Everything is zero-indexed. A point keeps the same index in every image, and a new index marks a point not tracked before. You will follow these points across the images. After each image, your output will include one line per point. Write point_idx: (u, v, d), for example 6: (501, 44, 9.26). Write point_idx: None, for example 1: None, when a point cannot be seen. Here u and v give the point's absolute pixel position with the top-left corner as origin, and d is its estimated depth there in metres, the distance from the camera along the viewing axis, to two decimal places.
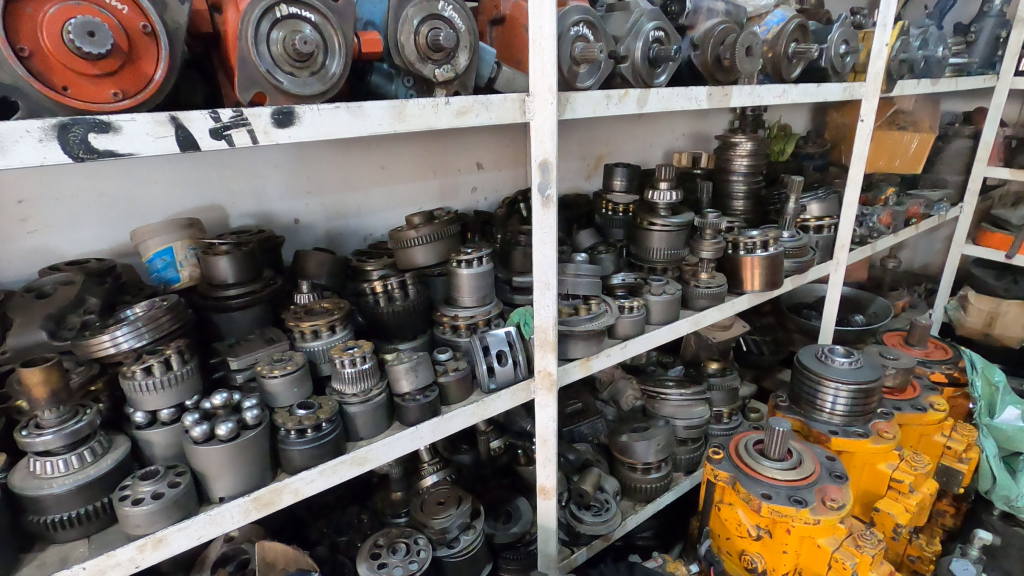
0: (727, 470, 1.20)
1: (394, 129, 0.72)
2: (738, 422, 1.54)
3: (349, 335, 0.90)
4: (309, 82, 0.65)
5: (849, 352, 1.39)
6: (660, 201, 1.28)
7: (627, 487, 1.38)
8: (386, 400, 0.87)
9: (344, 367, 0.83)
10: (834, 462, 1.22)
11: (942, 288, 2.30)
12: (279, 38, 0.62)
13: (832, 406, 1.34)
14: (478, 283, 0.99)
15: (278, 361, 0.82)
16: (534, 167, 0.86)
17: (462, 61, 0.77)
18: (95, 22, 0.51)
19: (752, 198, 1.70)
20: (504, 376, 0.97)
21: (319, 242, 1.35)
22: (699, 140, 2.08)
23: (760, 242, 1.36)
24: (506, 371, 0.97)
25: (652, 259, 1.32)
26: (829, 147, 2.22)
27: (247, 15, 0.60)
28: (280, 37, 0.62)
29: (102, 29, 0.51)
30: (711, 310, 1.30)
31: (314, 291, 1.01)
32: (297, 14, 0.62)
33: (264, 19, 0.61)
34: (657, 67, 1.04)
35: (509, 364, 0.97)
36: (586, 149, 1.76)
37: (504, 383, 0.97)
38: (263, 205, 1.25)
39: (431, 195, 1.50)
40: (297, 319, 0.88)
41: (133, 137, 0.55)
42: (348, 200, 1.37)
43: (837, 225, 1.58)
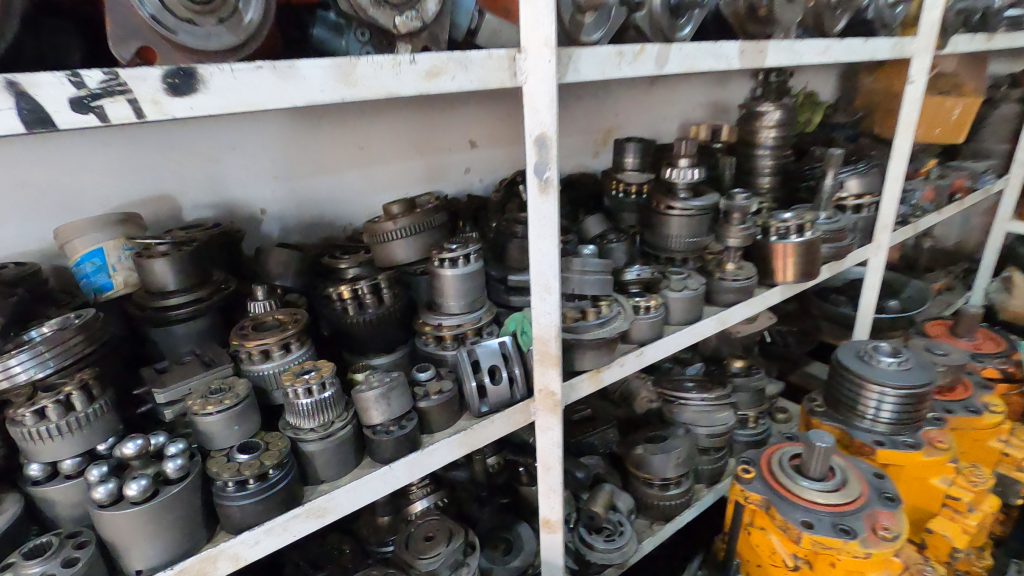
0: (759, 492, 1.04)
1: (341, 97, 0.55)
2: (766, 427, 1.38)
3: (309, 354, 0.74)
4: (217, 33, 0.48)
5: (896, 351, 1.21)
6: (680, 180, 1.10)
7: (643, 504, 1.23)
8: (354, 433, 0.72)
9: (299, 397, 0.68)
10: (884, 479, 1.06)
11: (984, 269, 2.11)
12: None
13: (875, 413, 1.18)
14: (465, 286, 0.82)
15: (216, 392, 0.66)
16: (529, 143, 0.69)
17: (432, 7, 0.60)
18: None
19: (780, 175, 1.52)
20: (498, 396, 0.81)
21: (290, 235, 1.19)
22: (717, 110, 1.89)
23: (795, 226, 1.18)
24: (500, 390, 0.81)
25: (670, 248, 1.14)
26: (861, 115, 2.01)
27: None
28: None
29: None
30: (740, 306, 1.13)
31: (270, 297, 0.85)
32: None
33: None
34: (679, 17, 0.85)
35: (504, 382, 0.81)
36: (592, 122, 1.58)
37: (498, 405, 0.81)
38: (222, 193, 1.09)
39: (418, 177, 1.33)
40: (242, 337, 0.72)
41: None
42: (323, 186, 1.20)
43: (879, 203, 1.40)
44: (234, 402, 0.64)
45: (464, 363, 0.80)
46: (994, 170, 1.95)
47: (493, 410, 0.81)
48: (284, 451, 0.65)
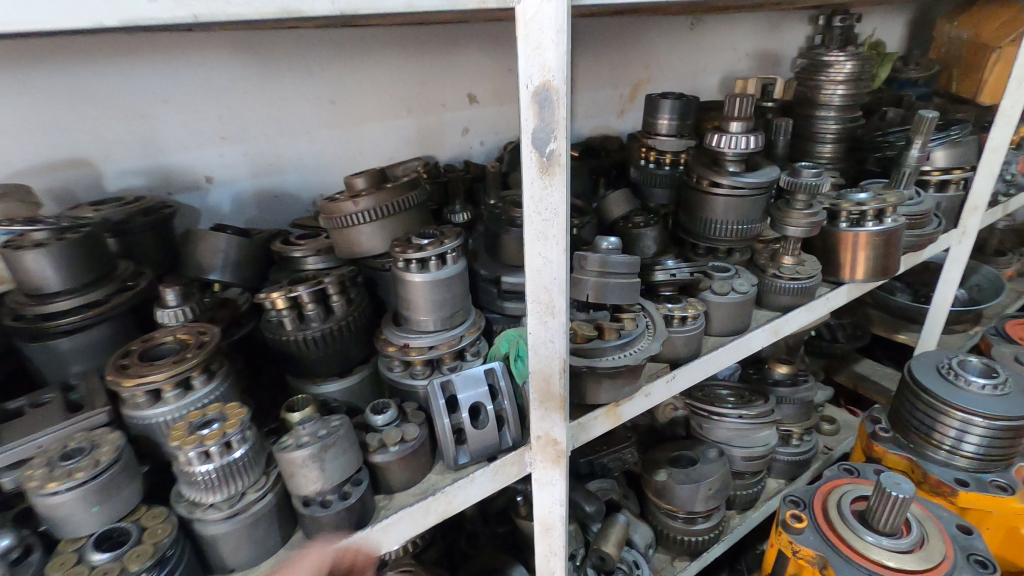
0: (812, 544, 0.84)
1: (195, 15, 0.32)
2: (812, 444, 1.18)
3: (220, 393, 0.54)
4: None
5: (988, 371, 0.98)
6: (730, 149, 0.86)
7: (664, 538, 1.04)
8: (277, 506, 0.52)
9: (194, 464, 0.47)
10: (972, 536, 0.84)
11: None
12: None
13: (954, 443, 0.96)
14: (438, 295, 0.61)
15: (69, 458, 0.46)
16: (526, 98, 0.45)
17: None
18: None
19: (846, 142, 1.26)
20: (480, 443, 0.60)
21: (246, 209, 0.96)
22: (767, 62, 1.60)
23: (872, 210, 0.93)
24: (484, 436, 0.60)
25: (713, 236, 0.91)
26: (937, 70, 1.71)
27: None
28: None
29: None
30: (799, 312, 0.90)
31: (187, 302, 0.63)
32: None
33: None
34: None
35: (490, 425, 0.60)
36: (619, 74, 1.32)
37: (481, 455, 0.60)
38: (155, 156, 0.86)
39: (406, 140, 1.10)
40: (123, 371, 0.51)
41: None
42: (285, 149, 0.97)
43: (970, 180, 1.14)
44: (89, 475, 0.45)
45: (435, 398, 0.60)
46: None
47: (473, 462, 0.60)
48: (167, 541, 0.46)
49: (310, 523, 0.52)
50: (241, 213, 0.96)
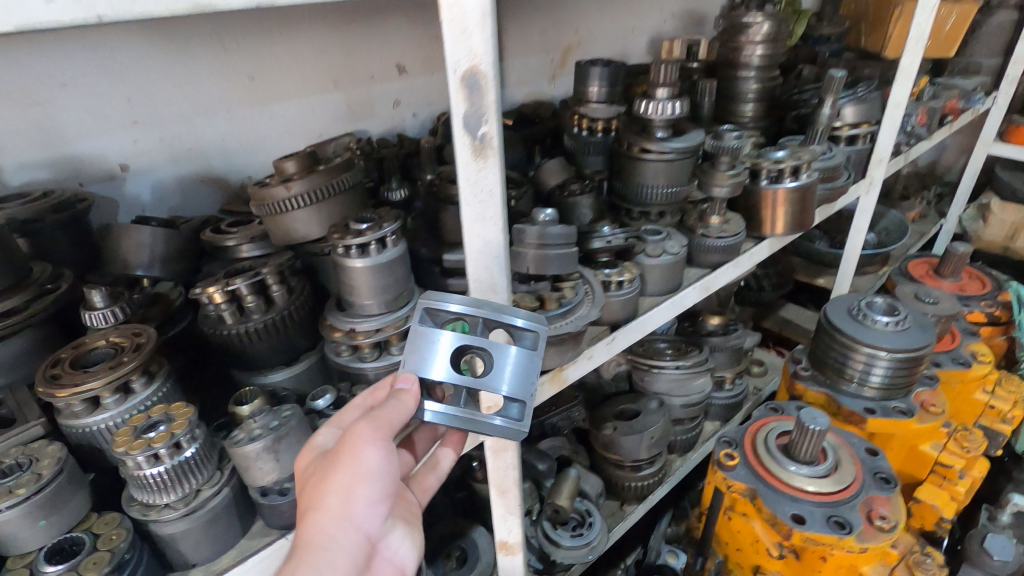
0: (744, 479, 0.92)
1: (97, 14, 0.32)
2: (743, 387, 1.28)
3: (163, 391, 0.53)
4: None
5: (892, 309, 1.08)
6: (657, 115, 0.89)
7: (613, 486, 1.11)
8: (234, 499, 0.53)
9: (143, 467, 0.47)
10: (878, 456, 0.95)
11: (961, 194, 1.99)
12: None
13: (863, 376, 1.06)
14: (381, 280, 0.62)
15: (7, 475, 0.45)
16: (454, 83, 0.45)
17: None
18: None
19: (767, 100, 1.31)
20: (501, 373, 0.54)
21: (168, 197, 0.92)
22: (693, 23, 1.62)
23: (789, 168, 1.00)
24: (494, 367, 0.54)
25: (645, 200, 0.94)
26: (847, 27, 1.79)
27: None
28: None
29: None
30: (726, 268, 0.96)
31: (116, 302, 0.61)
32: None
33: None
34: None
35: (491, 351, 0.54)
36: (549, 39, 1.32)
37: (512, 376, 0.54)
38: (57, 144, 0.80)
39: (334, 115, 1.07)
40: (55, 381, 0.50)
41: None
42: (205, 131, 0.92)
43: (876, 134, 1.22)
44: (32, 490, 0.44)
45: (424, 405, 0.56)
46: (983, 88, 1.80)
47: (521, 396, 0.55)
48: (122, 546, 0.46)
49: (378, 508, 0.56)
50: (164, 201, 0.92)
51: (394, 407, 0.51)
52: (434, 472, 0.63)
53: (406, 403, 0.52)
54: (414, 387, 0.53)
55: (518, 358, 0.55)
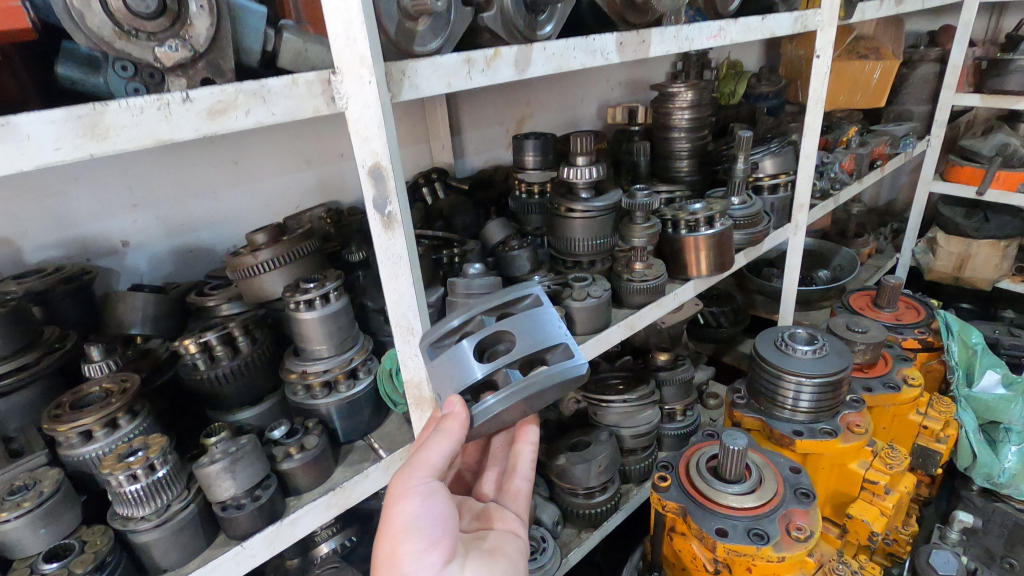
0: (676, 499, 1.02)
1: (90, 153, 0.45)
2: (694, 418, 1.37)
3: (144, 426, 0.65)
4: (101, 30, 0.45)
5: (812, 339, 1.20)
6: (578, 179, 1.03)
7: (570, 514, 1.20)
8: (199, 514, 0.64)
9: (123, 485, 0.59)
10: (801, 473, 1.04)
11: (910, 229, 2.11)
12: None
13: (794, 403, 1.16)
14: (327, 329, 0.75)
15: (16, 492, 0.57)
16: (364, 176, 0.60)
17: (202, 30, 0.48)
18: None
19: (699, 156, 1.46)
20: (530, 330, 0.67)
21: (162, 266, 1.07)
22: (638, 88, 1.80)
23: (704, 218, 1.13)
24: (521, 329, 0.66)
25: (575, 252, 1.08)
26: (784, 83, 1.94)
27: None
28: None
29: None
30: (650, 307, 1.08)
31: (110, 355, 0.74)
32: None
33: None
34: (539, 12, 0.72)
35: (512, 323, 0.66)
36: (502, 112, 1.50)
37: (539, 327, 0.67)
38: (68, 228, 0.96)
39: (310, 189, 1.23)
40: (56, 419, 0.62)
41: None
42: (195, 209, 1.08)
43: (794, 183, 1.36)
44: (35, 503, 0.56)
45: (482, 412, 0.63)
46: (914, 132, 1.95)
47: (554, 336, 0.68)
48: (103, 550, 0.58)
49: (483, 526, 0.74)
50: (159, 270, 1.07)
51: (429, 452, 0.61)
52: (518, 476, 0.81)
53: (440, 444, 0.61)
54: (454, 416, 0.61)
55: (533, 315, 0.68)
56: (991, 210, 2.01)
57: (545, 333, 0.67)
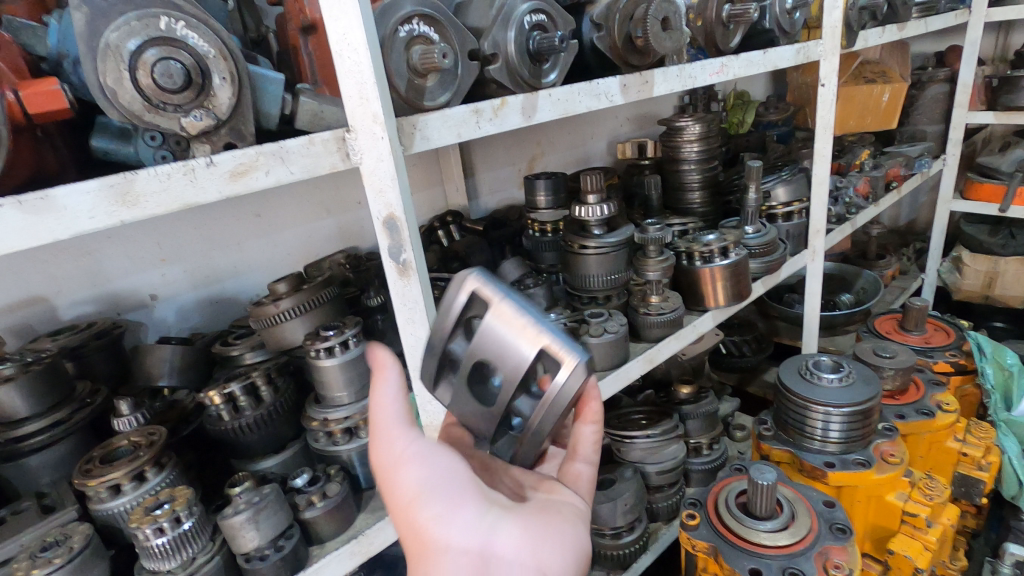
0: (706, 538, 0.99)
1: (121, 219, 0.48)
2: (721, 452, 1.34)
3: (171, 478, 0.67)
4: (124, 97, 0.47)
5: (838, 366, 1.17)
6: (590, 217, 1.05)
7: (596, 555, 1.17)
8: (223, 565, 0.65)
9: (150, 538, 0.60)
10: (835, 507, 1.01)
11: (933, 249, 2.07)
12: (144, 62, 0.47)
13: (823, 433, 1.12)
14: (347, 375, 0.76)
15: (47, 548, 0.58)
16: (378, 227, 0.62)
17: (225, 99, 0.51)
18: None
19: (710, 187, 1.46)
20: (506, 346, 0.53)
21: (189, 318, 1.10)
22: (647, 123, 1.83)
23: (718, 249, 1.13)
24: (488, 353, 0.54)
25: (590, 288, 1.09)
26: (792, 111, 1.95)
27: (126, 38, 0.46)
28: (146, 59, 0.47)
29: None
30: (669, 340, 1.07)
31: (138, 409, 0.76)
32: (175, 37, 0.47)
33: (143, 51, 0.47)
34: (544, 61, 0.74)
35: (480, 352, 0.54)
36: (514, 153, 1.54)
37: (505, 345, 0.53)
38: (101, 284, 1.00)
39: (329, 237, 1.27)
40: (87, 473, 0.64)
41: None
42: (220, 261, 1.12)
43: (808, 209, 1.36)
44: (66, 559, 0.57)
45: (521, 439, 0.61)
46: (929, 152, 1.94)
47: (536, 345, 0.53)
48: None
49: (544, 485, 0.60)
50: (185, 321, 1.10)
51: (379, 407, 0.48)
52: (578, 459, 0.68)
53: (391, 386, 0.49)
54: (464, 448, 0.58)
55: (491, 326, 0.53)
56: (1016, 226, 1.97)
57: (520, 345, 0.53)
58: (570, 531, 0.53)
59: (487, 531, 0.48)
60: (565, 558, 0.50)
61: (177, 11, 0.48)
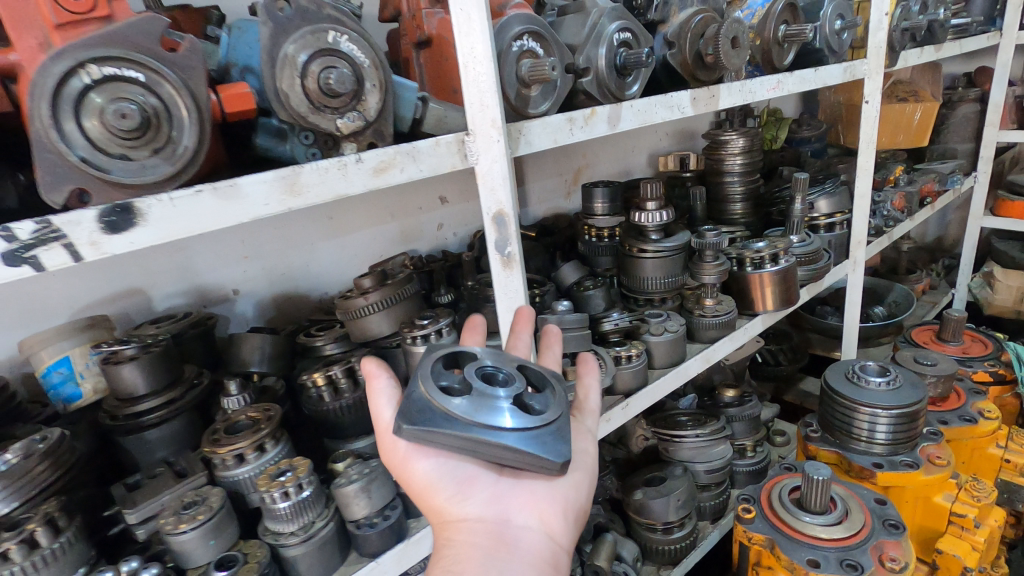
0: (762, 531, 1.02)
1: (288, 207, 0.54)
2: (764, 454, 1.38)
3: (285, 451, 0.73)
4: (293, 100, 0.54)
5: (884, 371, 1.21)
6: (649, 223, 1.10)
7: (647, 550, 1.21)
8: (336, 532, 0.70)
9: (276, 502, 0.66)
10: (886, 505, 1.04)
11: (964, 265, 2.11)
12: (314, 72, 0.53)
13: (870, 435, 1.16)
14: None
15: (188, 507, 0.64)
16: (489, 222, 0.68)
17: (373, 103, 0.58)
18: (128, 88, 0.44)
19: (752, 199, 1.52)
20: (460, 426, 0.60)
21: (265, 312, 1.17)
22: (685, 137, 1.90)
23: (769, 255, 1.19)
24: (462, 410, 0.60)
25: (647, 290, 1.14)
26: (825, 128, 2.00)
27: (299, 49, 0.53)
28: (316, 70, 0.53)
29: (133, 87, 0.45)
30: (723, 342, 1.12)
31: (244, 390, 0.82)
32: (340, 50, 0.54)
33: (312, 61, 0.53)
34: (628, 75, 0.80)
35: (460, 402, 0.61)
36: (561, 164, 1.60)
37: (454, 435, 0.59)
38: (190, 277, 1.07)
39: (392, 240, 1.33)
40: (215, 442, 0.70)
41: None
42: (295, 260, 1.19)
43: (850, 221, 1.41)
44: (206, 517, 0.62)
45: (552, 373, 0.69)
46: (960, 170, 1.99)
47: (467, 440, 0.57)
48: (263, 562, 0.64)
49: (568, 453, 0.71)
50: (262, 315, 1.17)
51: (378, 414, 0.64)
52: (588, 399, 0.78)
53: (385, 400, 0.65)
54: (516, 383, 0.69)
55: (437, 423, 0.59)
56: None
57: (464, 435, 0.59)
58: (569, 491, 0.63)
59: (497, 504, 0.60)
60: (566, 519, 0.61)
61: (342, 26, 0.55)
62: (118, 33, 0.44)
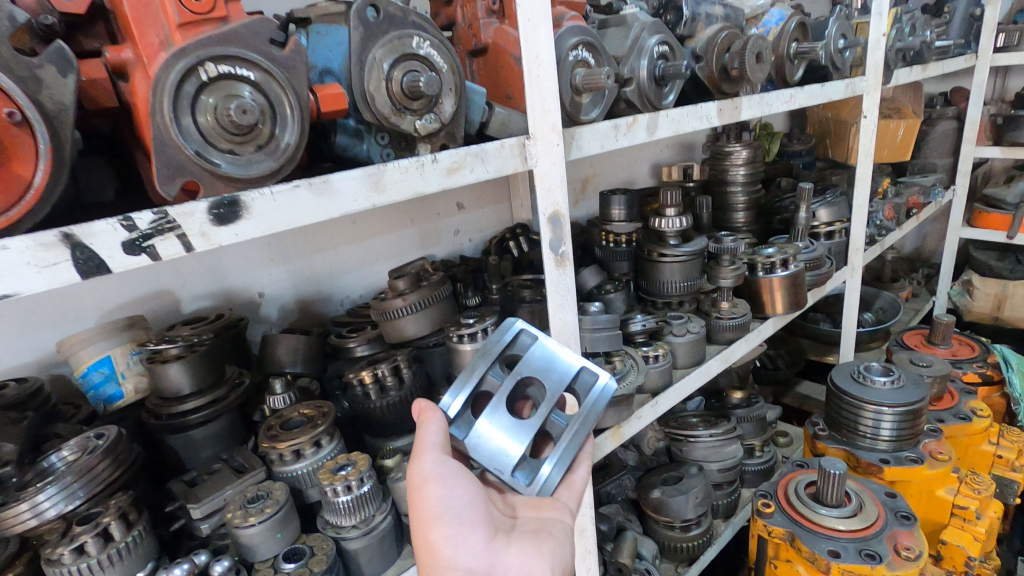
0: (782, 525, 1.06)
1: (372, 203, 0.56)
2: (771, 454, 1.43)
3: (339, 447, 0.73)
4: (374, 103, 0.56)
5: (888, 371, 1.27)
6: (669, 228, 1.14)
7: (665, 548, 1.25)
8: (394, 525, 0.71)
9: (338, 495, 0.67)
10: (896, 498, 1.10)
11: (945, 273, 2.21)
12: (398, 76, 0.56)
13: (874, 431, 1.21)
14: None
15: (253, 501, 0.65)
16: (544, 222, 0.72)
17: (448, 107, 0.60)
18: (238, 86, 0.46)
19: (755, 208, 1.58)
20: (547, 371, 0.70)
21: (289, 315, 1.18)
22: (684, 149, 1.96)
23: (779, 260, 1.24)
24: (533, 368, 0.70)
25: (666, 293, 1.18)
26: (815, 142, 2.09)
27: (385, 53, 0.55)
28: (400, 74, 0.56)
29: (241, 85, 0.46)
30: (739, 343, 1.17)
31: (289, 390, 0.83)
32: (422, 55, 0.57)
33: (397, 65, 0.56)
34: (665, 85, 0.85)
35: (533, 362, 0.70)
36: (570, 173, 1.64)
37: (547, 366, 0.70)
38: (219, 279, 1.07)
39: (411, 244, 1.34)
40: (273, 438, 0.71)
41: (110, 250, 0.42)
42: (319, 264, 1.20)
43: (849, 229, 1.48)
44: (273, 511, 0.63)
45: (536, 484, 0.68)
46: (941, 183, 2.09)
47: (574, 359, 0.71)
48: (329, 554, 0.65)
49: (520, 504, 0.66)
50: (286, 318, 1.17)
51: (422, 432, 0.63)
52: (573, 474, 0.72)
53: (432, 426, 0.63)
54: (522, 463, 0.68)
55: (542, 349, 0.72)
56: None
57: (560, 368, 0.70)
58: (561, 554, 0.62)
59: (489, 555, 0.58)
60: None
61: (424, 32, 0.57)
62: (234, 33, 0.45)
